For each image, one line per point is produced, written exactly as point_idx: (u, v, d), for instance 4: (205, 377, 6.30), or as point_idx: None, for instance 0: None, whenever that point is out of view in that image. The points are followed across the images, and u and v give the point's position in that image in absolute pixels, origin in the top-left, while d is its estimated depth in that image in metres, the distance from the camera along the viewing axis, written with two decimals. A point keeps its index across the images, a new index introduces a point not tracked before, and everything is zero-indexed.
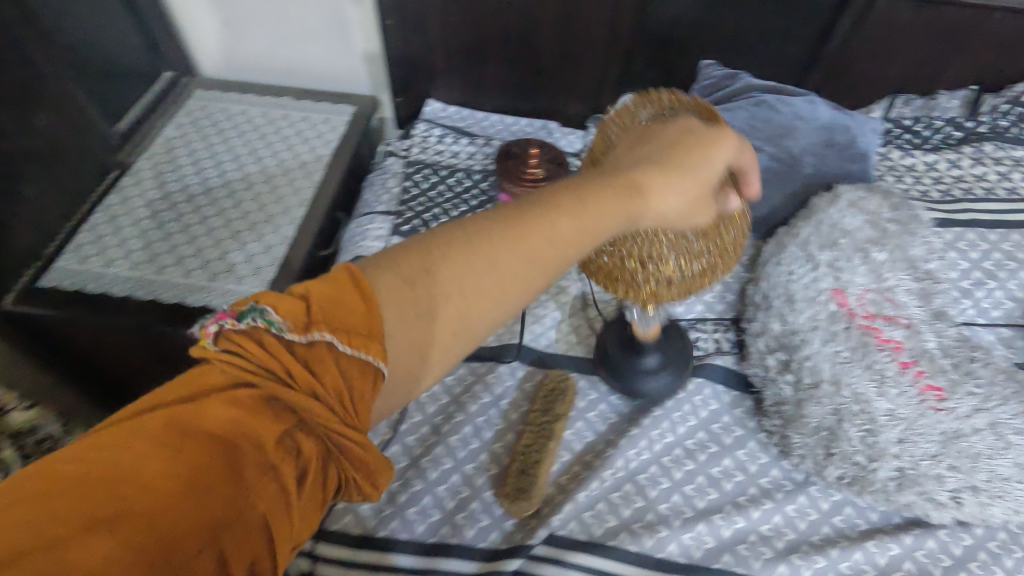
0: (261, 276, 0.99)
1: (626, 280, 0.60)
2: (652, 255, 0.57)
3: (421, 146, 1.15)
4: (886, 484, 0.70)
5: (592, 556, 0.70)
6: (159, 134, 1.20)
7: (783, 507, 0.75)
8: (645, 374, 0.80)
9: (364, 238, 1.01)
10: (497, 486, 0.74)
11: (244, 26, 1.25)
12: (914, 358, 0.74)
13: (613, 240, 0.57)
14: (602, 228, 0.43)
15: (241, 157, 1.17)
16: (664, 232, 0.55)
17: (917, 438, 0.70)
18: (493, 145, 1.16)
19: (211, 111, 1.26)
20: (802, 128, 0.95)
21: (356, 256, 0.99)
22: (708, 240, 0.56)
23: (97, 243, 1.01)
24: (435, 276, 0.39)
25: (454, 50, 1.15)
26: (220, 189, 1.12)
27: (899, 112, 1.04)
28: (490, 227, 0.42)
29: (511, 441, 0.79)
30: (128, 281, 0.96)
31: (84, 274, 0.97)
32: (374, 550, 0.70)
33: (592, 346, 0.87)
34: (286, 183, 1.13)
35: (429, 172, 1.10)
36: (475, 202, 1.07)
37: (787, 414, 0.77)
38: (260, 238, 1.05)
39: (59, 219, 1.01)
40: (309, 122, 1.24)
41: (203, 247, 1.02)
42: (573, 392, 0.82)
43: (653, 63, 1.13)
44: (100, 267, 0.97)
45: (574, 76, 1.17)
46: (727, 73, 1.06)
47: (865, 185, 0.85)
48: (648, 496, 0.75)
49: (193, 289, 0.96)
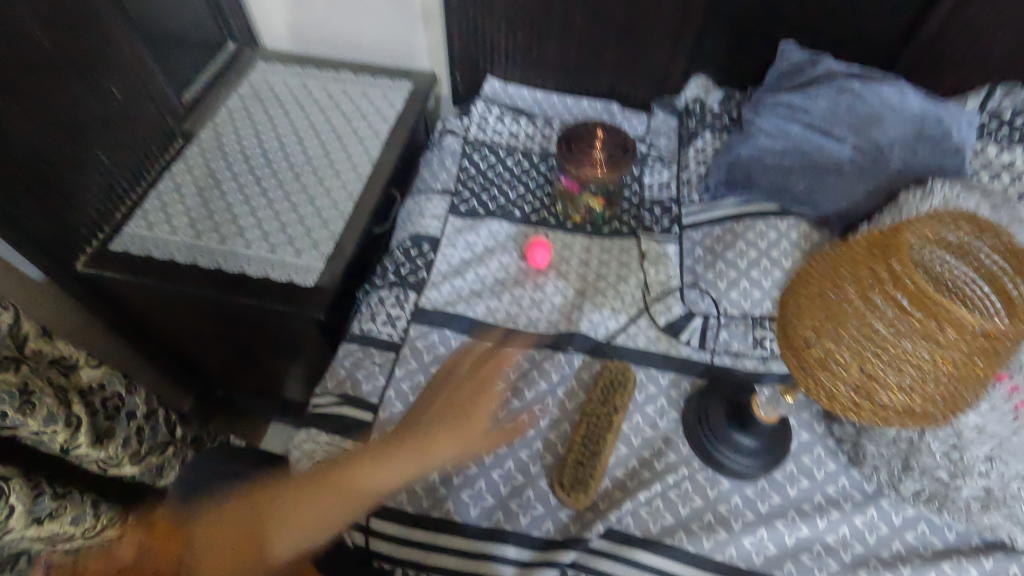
0: (319, 250, 0.98)
1: (817, 374, 0.57)
2: (872, 371, 0.53)
3: (480, 125, 1.13)
4: (969, 504, 0.67)
5: (650, 553, 0.68)
6: (223, 104, 1.20)
7: (851, 519, 0.71)
8: (743, 452, 0.73)
9: (421, 215, 0.99)
10: (553, 475, 0.73)
11: None
12: (1011, 373, 0.66)
13: (832, 337, 0.54)
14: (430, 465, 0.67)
15: (302, 130, 1.16)
16: (896, 366, 0.51)
17: (1009, 457, 0.65)
18: (552, 126, 1.14)
19: (273, 83, 1.25)
20: (890, 117, 0.87)
21: (414, 234, 0.97)
22: (943, 383, 0.51)
23: (163, 211, 1.02)
24: (358, 481, 0.64)
25: (521, 25, 1.12)
26: (280, 161, 1.11)
27: (997, 104, 0.95)
28: (381, 453, 0.66)
29: (568, 431, 0.77)
30: (192, 249, 0.97)
31: (151, 240, 0.98)
32: (429, 530, 0.70)
33: (684, 408, 0.79)
34: (344, 156, 1.12)
35: (488, 152, 1.09)
36: (534, 184, 1.04)
37: (862, 422, 0.74)
38: (318, 211, 1.04)
39: (127, 185, 1.03)
40: (368, 97, 1.22)
41: (263, 219, 1.02)
42: (632, 384, 0.79)
43: (726, 45, 1.09)
44: (167, 235, 0.98)
45: (643, 59, 1.14)
46: (808, 57, 1.00)
47: (965, 183, 0.78)
48: (708, 496, 0.73)
49: (254, 260, 0.96)
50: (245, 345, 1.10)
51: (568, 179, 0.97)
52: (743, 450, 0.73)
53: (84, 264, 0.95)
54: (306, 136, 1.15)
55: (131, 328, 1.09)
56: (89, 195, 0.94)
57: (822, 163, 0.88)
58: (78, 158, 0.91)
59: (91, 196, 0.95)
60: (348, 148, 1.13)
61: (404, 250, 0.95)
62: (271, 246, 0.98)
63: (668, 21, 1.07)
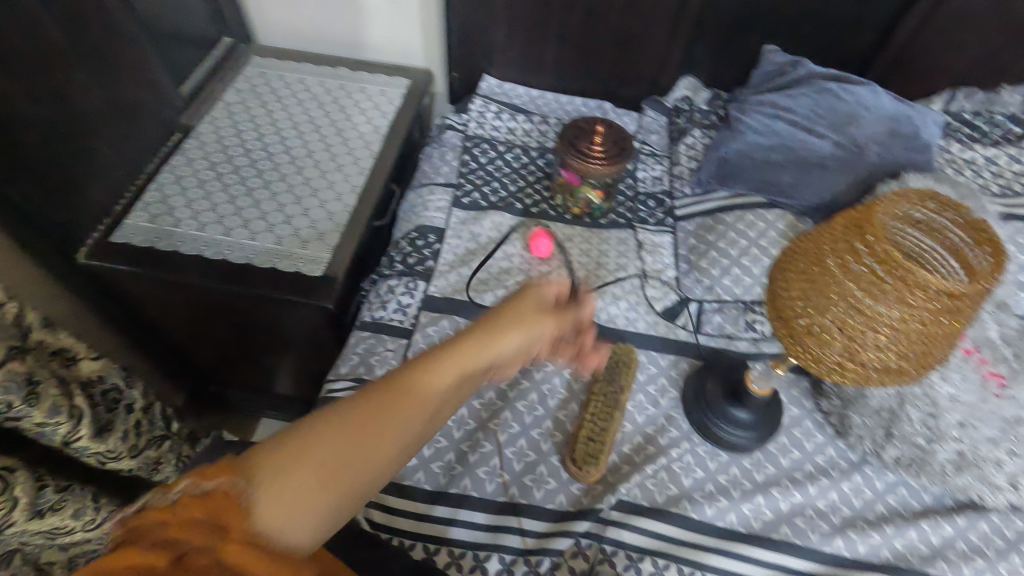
0: (325, 242, 1.00)
1: (807, 346, 0.60)
2: (847, 335, 0.56)
3: (477, 121, 1.15)
4: (943, 467, 0.73)
5: (656, 521, 0.72)
6: (221, 99, 1.20)
7: (838, 485, 0.77)
8: (735, 424, 0.78)
9: (425, 208, 1.02)
10: (564, 451, 0.77)
11: None
12: (976, 346, 0.73)
13: (803, 308, 0.58)
14: (469, 366, 0.55)
15: (302, 124, 1.17)
16: (861, 332, 0.55)
17: (978, 423, 0.71)
18: (549, 122, 1.16)
19: (269, 77, 1.26)
20: (866, 117, 0.94)
21: (419, 226, 1.00)
22: (917, 334, 0.53)
23: (166, 203, 1.02)
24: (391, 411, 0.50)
25: (518, 24, 1.16)
26: (281, 154, 1.12)
27: (959, 105, 1.04)
28: (429, 363, 0.54)
29: (576, 410, 0.81)
30: (197, 240, 0.97)
31: (154, 232, 0.97)
32: (447, 507, 0.73)
33: (683, 386, 0.84)
34: (345, 150, 1.13)
35: (487, 147, 1.11)
36: (533, 178, 1.08)
37: (847, 396, 0.80)
38: (323, 203, 1.05)
39: (127, 177, 1.02)
40: (367, 93, 1.24)
41: (267, 211, 1.03)
42: (633, 365, 0.84)
43: (714, 48, 1.15)
44: (170, 226, 0.98)
45: (635, 59, 1.19)
46: (790, 59, 1.07)
47: (935, 176, 0.85)
48: (707, 468, 0.78)
49: (261, 251, 0.97)
50: (244, 338, 1.09)
51: (569, 172, 1.01)
52: (735, 423, 0.78)
53: (84, 255, 0.93)
54: (305, 130, 1.16)
55: (127, 321, 1.08)
56: (94, 186, 0.94)
57: (808, 159, 0.93)
58: (85, 148, 0.90)
59: (95, 187, 0.95)
60: (348, 142, 1.14)
61: (410, 241, 0.98)
62: (277, 238, 0.99)
63: (661, 23, 1.12)
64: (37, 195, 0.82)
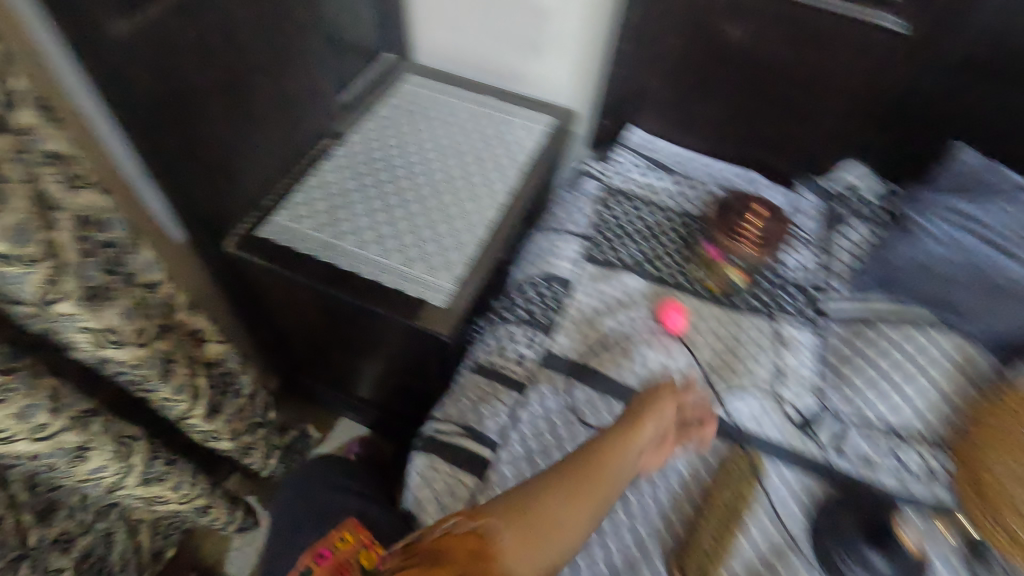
0: (450, 271, 0.99)
1: (999, 515, 0.66)
2: None
3: (618, 173, 1.13)
4: None
5: None
6: (372, 112, 1.24)
7: None
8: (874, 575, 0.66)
9: (554, 255, 1.01)
10: (672, 561, 0.71)
11: (470, 16, 1.27)
12: None
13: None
14: (586, 511, 0.59)
15: (444, 148, 1.19)
16: None
17: None
18: (693, 185, 1.12)
19: (421, 97, 1.29)
20: None
21: (547, 272, 0.98)
22: None
23: (309, 206, 1.06)
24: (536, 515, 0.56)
25: (677, 82, 1.11)
26: (420, 175, 1.14)
27: None
28: (556, 490, 0.59)
29: (689, 514, 0.75)
30: (332, 247, 1.00)
31: (296, 233, 1.01)
32: None
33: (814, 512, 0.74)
34: (481, 181, 1.13)
35: (624, 202, 1.08)
36: (670, 242, 1.03)
37: None
38: (453, 232, 1.05)
39: (277, 172, 1.07)
40: (509, 126, 1.24)
41: (400, 230, 1.04)
42: (759, 474, 0.77)
43: (894, 134, 1.04)
44: (312, 230, 1.02)
45: (797, 133, 1.11)
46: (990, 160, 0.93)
47: None
48: None
49: (389, 269, 0.98)
50: (355, 347, 1.12)
51: (711, 245, 0.97)
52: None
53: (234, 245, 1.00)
54: (447, 155, 1.17)
55: (252, 309, 1.14)
56: (243, 177, 0.99)
57: (996, 280, 0.82)
58: (240, 138, 0.95)
59: (246, 178, 1.00)
60: (486, 173, 1.15)
61: (537, 288, 0.96)
62: (406, 259, 1.00)
63: (837, 98, 1.03)
64: (195, 179, 0.89)
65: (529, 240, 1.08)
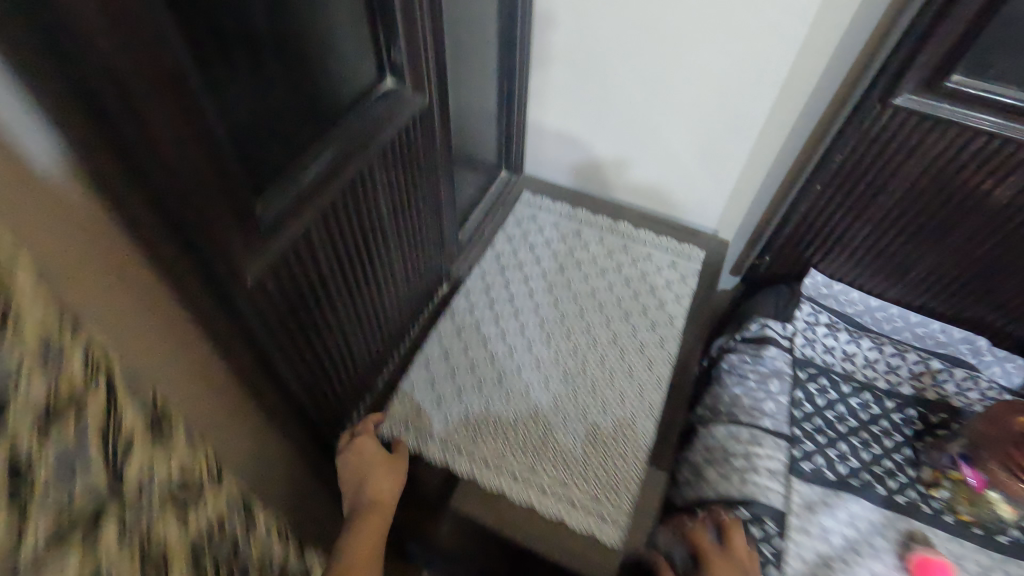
0: (623, 492, 0.75)
1: None
2: None
3: (809, 338, 0.91)
4: None
5: None
6: (490, 245, 1.03)
7: None
8: None
9: (755, 467, 0.78)
10: None
11: (607, 128, 1.06)
12: None
13: None
14: None
15: (584, 298, 0.97)
16: None
17: None
18: (905, 357, 0.89)
19: (543, 223, 1.08)
20: None
21: (753, 498, 0.75)
22: None
23: (433, 390, 0.83)
24: None
25: (893, 232, 0.87)
26: (561, 338, 0.91)
27: None
28: None
29: None
30: (471, 457, 0.77)
31: (423, 432, 0.79)
32: None
33: None
34: (637, 347, 0.91)
35: (826, 382, 0.87)
36: (891, 446, 0.81)
37: None
38: (616, 428, 0.81)
39: (392, 343, 0.85)
40: (656, 264, 1.02)
41: (551, 427, 0.81)
42: None
43: None
44: (441, 428, 0.79)
45: None
46: None
47: None
48: None
49: (546, 490, 0.75)
50: None
51: (977, 474, 0.73)
52: None
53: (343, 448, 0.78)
54: (587, 307, 0.96)
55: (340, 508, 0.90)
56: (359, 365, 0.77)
57: None
58: (362, 323, 0.73)
59: (361, 364, 0.78)
60: (641, 335, 0.93)
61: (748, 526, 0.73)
62: (564, 474, 0.77)
63: None
64: (316, 390, 0.67)
65: (704, 429, 0.86)
